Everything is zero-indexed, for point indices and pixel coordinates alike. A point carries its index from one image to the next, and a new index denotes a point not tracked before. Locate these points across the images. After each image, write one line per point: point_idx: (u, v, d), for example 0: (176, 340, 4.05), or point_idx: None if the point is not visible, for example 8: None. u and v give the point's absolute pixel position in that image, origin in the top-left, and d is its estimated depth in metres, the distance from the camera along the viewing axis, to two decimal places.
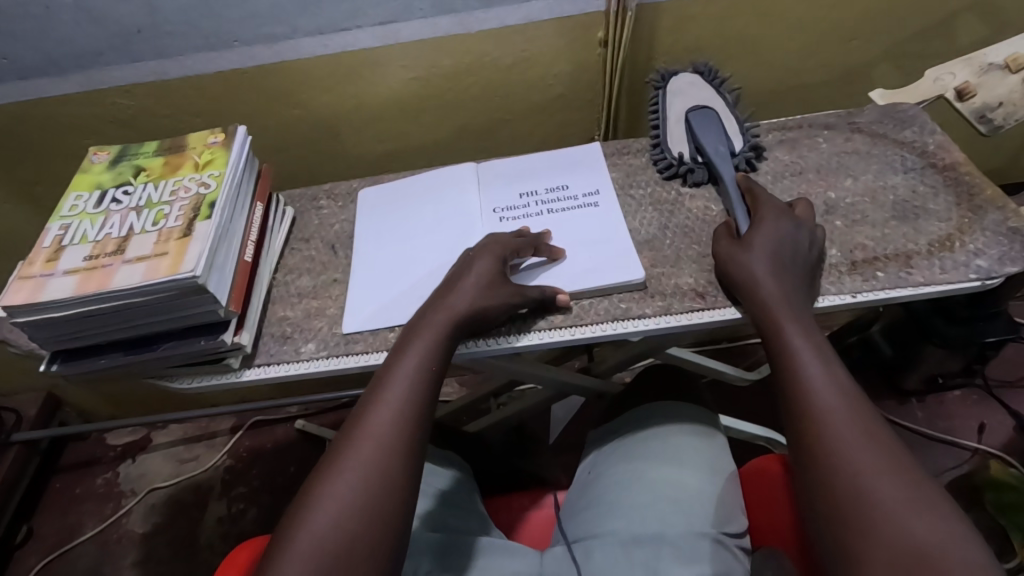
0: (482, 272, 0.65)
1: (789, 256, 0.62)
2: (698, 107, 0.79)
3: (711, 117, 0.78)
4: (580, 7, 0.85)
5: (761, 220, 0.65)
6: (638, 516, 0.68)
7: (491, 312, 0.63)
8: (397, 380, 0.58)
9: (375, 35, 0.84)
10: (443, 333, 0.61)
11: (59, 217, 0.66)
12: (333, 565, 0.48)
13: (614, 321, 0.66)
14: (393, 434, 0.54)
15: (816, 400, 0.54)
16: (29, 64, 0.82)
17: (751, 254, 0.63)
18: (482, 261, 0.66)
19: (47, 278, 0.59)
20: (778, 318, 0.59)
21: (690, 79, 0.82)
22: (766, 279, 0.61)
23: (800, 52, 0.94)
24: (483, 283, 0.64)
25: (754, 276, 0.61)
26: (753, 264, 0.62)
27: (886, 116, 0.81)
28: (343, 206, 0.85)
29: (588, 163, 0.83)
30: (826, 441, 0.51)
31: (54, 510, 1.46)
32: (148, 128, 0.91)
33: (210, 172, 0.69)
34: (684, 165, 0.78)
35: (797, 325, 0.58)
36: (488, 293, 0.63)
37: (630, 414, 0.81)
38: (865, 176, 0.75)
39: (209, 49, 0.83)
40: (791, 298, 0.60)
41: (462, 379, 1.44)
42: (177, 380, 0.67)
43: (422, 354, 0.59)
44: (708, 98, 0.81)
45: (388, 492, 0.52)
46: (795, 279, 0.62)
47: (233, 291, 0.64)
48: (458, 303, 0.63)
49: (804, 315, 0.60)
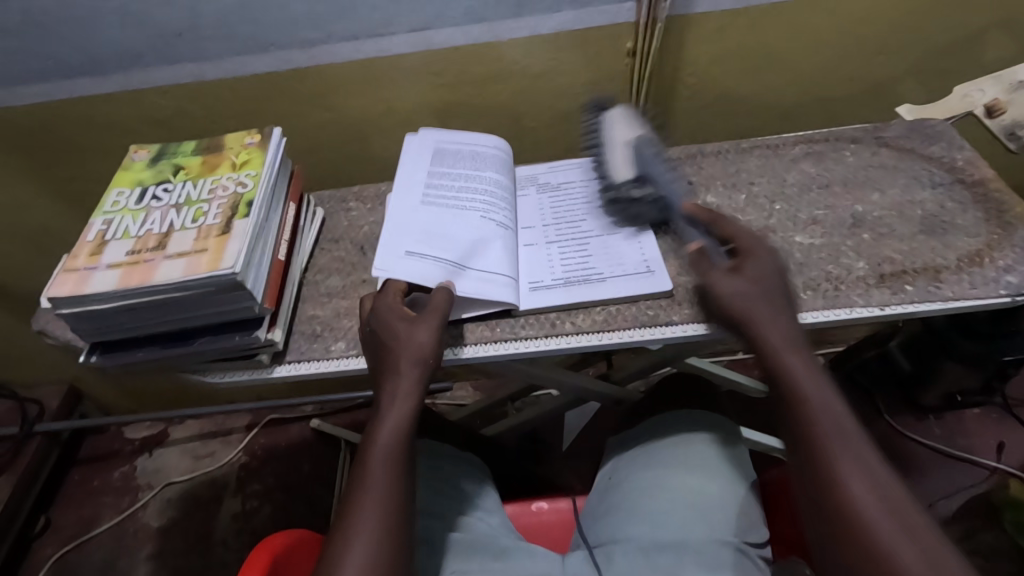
0: (397, 311, 0.64)
1: (773, 286, 0.62)
2: (636, 139, 0.76)
3: (653, 147, 0.75)
4: (609, 17, 0.86)
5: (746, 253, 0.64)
6: (660, 521, 0.68)
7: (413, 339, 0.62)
8: (391, 413, 0.61)
9: (407, 42, 0.86)
10: (413, 382, 0.62)
11: (101, 212, 0.68)
12: None
13: (629, 326, 0.67)
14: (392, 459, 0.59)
15: (834, 444, 0.53)
16: (71, 64, 0.84)
17: (737, 280, 0.61)
18: (388, 303, 0.65)
19: (91, 271, 0.61)
20: (779, 346, 0.59)
21: (621, 114, 0.80)
22: (767, 313, 0.60)
23: (827, 65, 0.95)
24: (405, 318, 0.63)
25: (756, 309, 0.60)
26: (747, 295, 0.61)
27: (913, 131, 0.82)
28: (372, 208, 0.87)
29: (447, 152, 0.80)
30: (841, 494, 0.51)
31: (72, 501, 1.48)
32: (182, 128, 0.93)
33: (247, 171, 0.71)
34: (633, 201, 0.74)
35: (797, 360, 0.58)
36: (424, 328, 0.62)
37: (648, 423, 0.81)
38: (893, 190, 0.75)
39: (246, 52, 0.85)
40: (792, 333, 0.60)
41: (477, 383, 1.45)
42: (210, 374, 0.69)
43: (410, 403, 0.61)
44: (643, 129, 0.78)
45: (394, 550, 0.55)
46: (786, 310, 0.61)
47: (268, 289, 0.66)
48: (407, 341, 0.62)
49: (803, 350, 0.59)
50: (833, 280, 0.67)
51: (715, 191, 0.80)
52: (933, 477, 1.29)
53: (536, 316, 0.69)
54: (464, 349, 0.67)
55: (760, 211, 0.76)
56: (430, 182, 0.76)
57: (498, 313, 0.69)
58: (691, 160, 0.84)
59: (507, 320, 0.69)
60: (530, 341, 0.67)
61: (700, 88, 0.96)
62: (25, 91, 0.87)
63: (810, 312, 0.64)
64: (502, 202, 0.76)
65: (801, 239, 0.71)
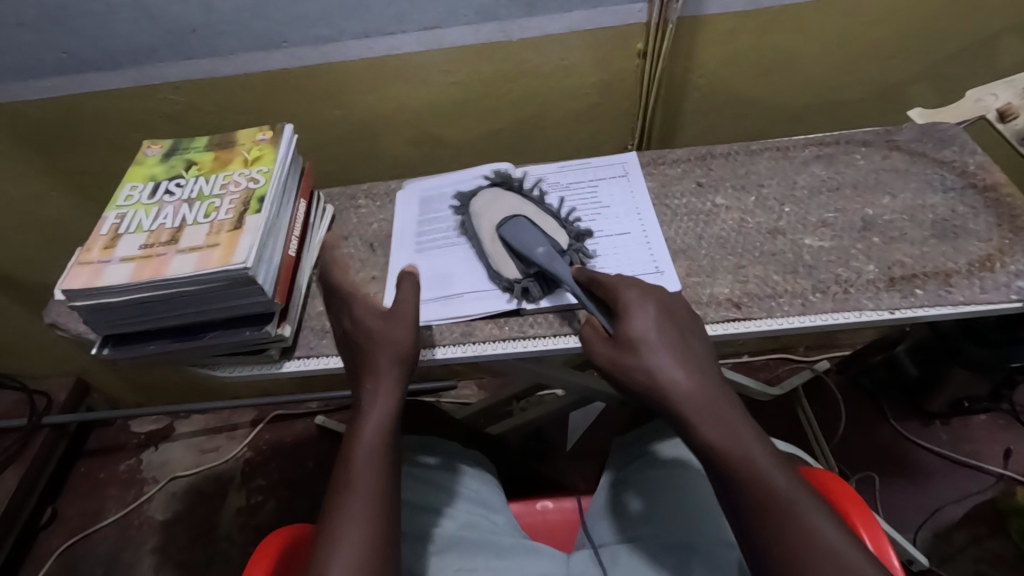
0: (369, 313, 0.65)
1: (664, 346, 0.58)
2: (504, 221, 0.73)
3: (519, 224, 0.71)
4: (621, 17, 0.86)
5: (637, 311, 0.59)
6: (665, 524, 0.68)
7: (382, 340, 0.63)
8: (372, 414, 0.60)
9: (419, 40, 0.86)
10: (393, 382, 0.62)
11: (115, 206, 0.69)
12: None
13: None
14: (376, 459, 0.58)
15: (774, 505, 0.50)
16: (85, 58, 0.85)
17: (624, 361, 0.58)
18: (356, 306, 0.65)
19: (104, 264, 0.61)
20: (693, 412, 0.55)
21: (489, 197, 0.77)
22: (672, 387, 0.56)
23: (838, 69, 0.95)
24: (377, 317, 0.64)
25: (662, 385, 0.56)
26: (639, 379, 0.57)
27: (925, 135, 0.81)
28: (382, 205, 0.87)
29: (432, 198, 0.85)
30: (788, 560, 0.49)
31: (78, 493, 1.49)
32: (194, 123, 0.94)
33: (259, 167, 0.71)
34: (520, 285, 0.69)
35: (715, 425, 0.54)
36: (401, 326, 0.63)
37: (655, 424, 0.80)
38: (904, 194, 0.75)
39: (259, 49, 0.86)
40: (705, 399, 0.55)
41: (481, 382, 1.45)
42: (220, 368, 0.69)
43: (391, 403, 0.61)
44: (513, 206, 0.75)
45: (384, 545, 0.53)
46: (686, 372, 0.56)
47: (279, 285, 0.66)
48: (384, 341, 0.63)
49: (726, 411, 0.55)
50: (843, 283, 0.66)
51: (725, 193, 0.80)
52: (938, 483, 1.28)
53: (544, 315, 0.69)
54: (439, 349, 0.68)
55: (770, 213, 0.76)
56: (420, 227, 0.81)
57: (506, 311, 0.69)
58: (701, 162, 0.84)
59: (515, 319, 0.69)
60: (537, 340, 0.67)
61: (710, 90, 0.96)
62: (40, 85, 0.88)
63: (819, 314, 0.64)
64: None
65: (811, 241, 0.71)
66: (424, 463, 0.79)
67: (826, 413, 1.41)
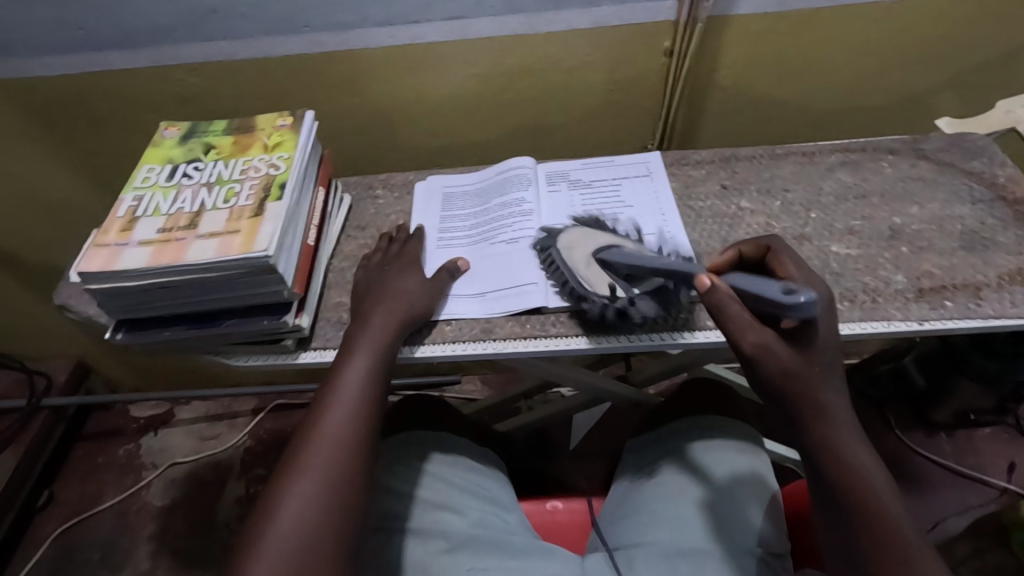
0: (385, 271, 0.70)
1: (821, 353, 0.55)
2: (605, 250, 0.69)
3: (622, 250, 0.69)
4: (649, 15, 0.85)
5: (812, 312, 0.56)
6: (681, 529, 0.67)
7: (397, 290, 0.67)
8: (358, 354, 0.62)
9: (444, 30, 0.85)
10: (384, 327, 0.64)
11: (132, 188, 0.67)
12: (313, 528, 0.51)
13: (659, 329, 0.66)
14: (357, 397, 0.59)
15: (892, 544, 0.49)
16: (103, 36, 0.83)
17: (752, 328, 0.55)
18: (385, 268, 0.70)
19: (121, 246, 0.60)
20: (834, 431, 0.53)
21: (576, 231, 0.73)
22: (820, 387, 0.54)
23: (864, 75, 0.94)
24: (402, 274, 0.69)
25: (809, 382, 0.54)
26: (769, 352, 0.54)
27: (953, 145, 0.81)
28: (400, 197, 0.86)
29: (455, 195, 0.84)
30: None
31: (75, 476, 1.47)
32: (210, 107, 0.92)
33: (279, 154, 0.70)
34: (622, 302, 0.65)
35: (857, 450, 0.53)
36: (425, 295, 0.68)
37: (672, 425, 0.80)
38: (932, 204, 0.74)
39: (279, 33, 0.84)
40: (852, 425, 0.54)
41: (486, 378, 1.44)
42: (235, 358, 0.68)
43: (376, 349, 0.62)
44: (606, 238, 0.72)
45: (349, 477, 0.54)
46: (838, 384, 0.55)
47: (297, 274, 0.65)
48: (394, 292, 0.67)
49: (861, 441, 0.54)
50: (871, 292, 0.66)
51: (749, 196, 0.79)
52: (942, 494, 1.28)
53: (565, 314, 0.68)
54: (422, 348, 0.67)
55: (795, 219, 0.75)
56: (442, 222, 0.80)
57: (528, 309, 0.69)
58: (724, 164, 0.83)
59: (536, 317, 0.69)
60: (560, 339, 0.66)
61: (733, 91, 0.95)
62: (55, 62, 0.86)
63: (846, 323, 0.63)
64: (517, 217, 0.78)
65: (838, 249, 0.70)
66: (438, 459, 0.78)
67: None
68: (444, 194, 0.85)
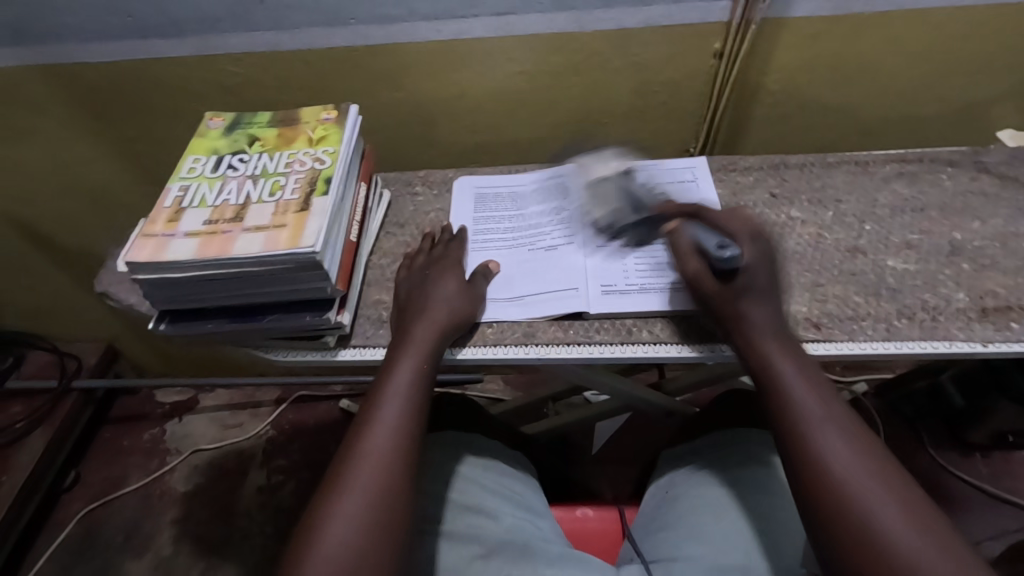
0: (427, 277, 0.68)
1: (753, 280, 0.59)
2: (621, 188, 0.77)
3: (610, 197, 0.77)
4: (701, 15, 0.82)
5: (751, 242, 0.61)
6: (723, 546, 0.65)
7: (440, 298, 0.66)
8: (401, 367, 0.61)
9: (490, 26, 0.83)
10: (426, 340, 0.63)
11: (178, 178, 0.67)
12: (359, 548, 0.51)
13: (695, 342, 0.64)
14: (400, 413, 0.58)
15: (815, 423, 0.52)
16: (150, 24, 0.83)
17: (694, 259, 0.62)
18: (426, 273, 0.69)
19: (169, 237, 0.60)
20: (756, 334, 0.57)
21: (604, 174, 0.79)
22: (739, 294, 0.58)
23: (921, 83, 0.90)
24: (446, 277, 0.68)
25: (727, 292, 0.59)
26: (704, 284, 0.60)
27: (1016, 158, 0.78)
28: (438, 194, 0.84)
29: (489, 196, 0.83)
30: (820, 468, 0.49)
31: (101, 458, 1.49)
32: (251, 97, 0.92)
33: (324, 148, 0.69)
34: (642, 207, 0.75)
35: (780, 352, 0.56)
36: (466, 302, 0.66)
37: (711, 438, 0.78)
38: (994, 220, 0.71)
39: (325, 24, 0.83)
40: (780, 329, 0.58)
41: (508, 378, 1.43)
42: (275, 352, 0.67)
43: (416, 363, 0.61)
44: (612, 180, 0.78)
45: (395, 494, 0.54)
46: (764, 295, 0.59)
47: (341, 271, 0.64)
48: (436, 301, 0.65)
49: (790, 342, 0.57)
50: (931, 310, 0.63)
51: (800, 205, 0.76)
52: (974, 515, 1.23)
53: (611, 321, 0.67)
54: (465, 350, 0.66)
55: (849, 230, 0.72)
56: (477, 223, 0.79)
57: (570, 314, 0.67)
58: (774, 171, 0.81)
59: (579, 323, 0.67)
60: (604, 346, 0.65)
61: (782, 95, 0.92)
62: (101, 49, 0.86)
63: (906, 341, 0.61)
64: (557, 223, 0.77)
65: (895, 263, 0.68)
66: (472, 461, 0.77)
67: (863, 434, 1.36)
68: (483, 194, 0.83)
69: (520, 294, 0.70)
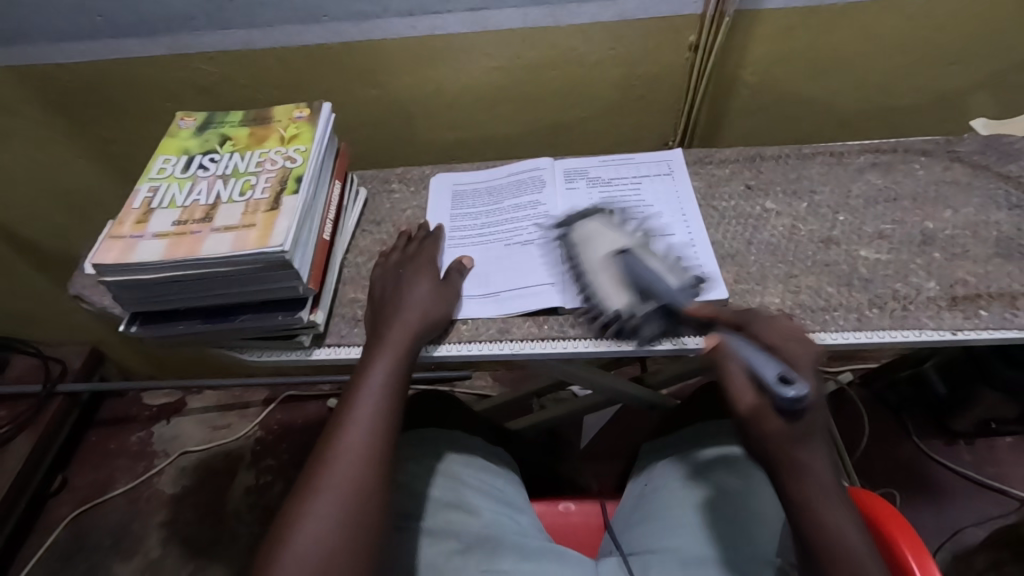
0: (402, 274, 0.68)
1: (816, 426, 0.50)
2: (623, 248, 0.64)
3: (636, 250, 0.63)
4: (676, 7, 0.82)
5: (807, 372, 0.52)
6: (697, 538, 0.66)
7: (418, 296, 0.66)
8: (377, 367, 0.61)
9: (465, 21, 0.83)
10: (402, 338, 0.62)
11: (148, 179, 0.67)
12: (333, 553, 0.51)
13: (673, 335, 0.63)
14: (376, 414, 0.58)
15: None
16: (120, 25, 0.83)
17: (746, 390, 0.51)
18: (402, 272, 0.69)
19: (136, 239, 0.59)
20: (802, 478, 0.50)
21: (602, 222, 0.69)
22: (798, 443, 0.50)
23: (896, 73, 0.91)
24: (422, 275, 0.68)
25: (790, 446, 0.49)
26: (769, 427, 0.49)
27: (989, 148, 0.78)
28: (416, 191, 0.84)
29: (466, 193, 0.82)
30: None
31: (88, 462, 1.49)
32: (227, 96, 0.91)
33: (296, 146, 0.69)
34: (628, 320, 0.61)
35: (823, 496, 0.50)
36: (442, 298, 0.67)
37: (690, 431, 0.79)
38: (966, 209, 0.71)
39: (298, 22, 0.83)
40: (825, 471, 0.50)
41: (497, 374, 1.43)
42: (248, 352, 0.67)
43: (392, 363, 0.61)
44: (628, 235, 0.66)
45: (370, 493, 0.54)
46: (820, 441, 0.50)
47: (312, 270, 0.64)
48: (411, 298, 0.65)
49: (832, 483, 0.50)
50: (901, 299, 0.63)
51: (775, 197, 0.76)
52: (961, 503, 1.24)
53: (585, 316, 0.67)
54: (442, 347, 0.66)
55: (823, 221, 0.73)
56: (453, 221, 0.79)
57: (544, 310, 0.67)
58: (750, 164, 0.81)
59: (553, 318, 0.67)
60: (578, 341, 0.65)
61: (759, 87, 0.92)
62: (73, 49, 0.85)
63: (876, 331, 0.61)
64: (533, 218, 0.77)
65: (867, 253, 0.68)
66: (452, 459, 0.77)
67: (848, 428, 1.36)
68: (459, 191, 0.83)
69: (495, 290, 0.70)
